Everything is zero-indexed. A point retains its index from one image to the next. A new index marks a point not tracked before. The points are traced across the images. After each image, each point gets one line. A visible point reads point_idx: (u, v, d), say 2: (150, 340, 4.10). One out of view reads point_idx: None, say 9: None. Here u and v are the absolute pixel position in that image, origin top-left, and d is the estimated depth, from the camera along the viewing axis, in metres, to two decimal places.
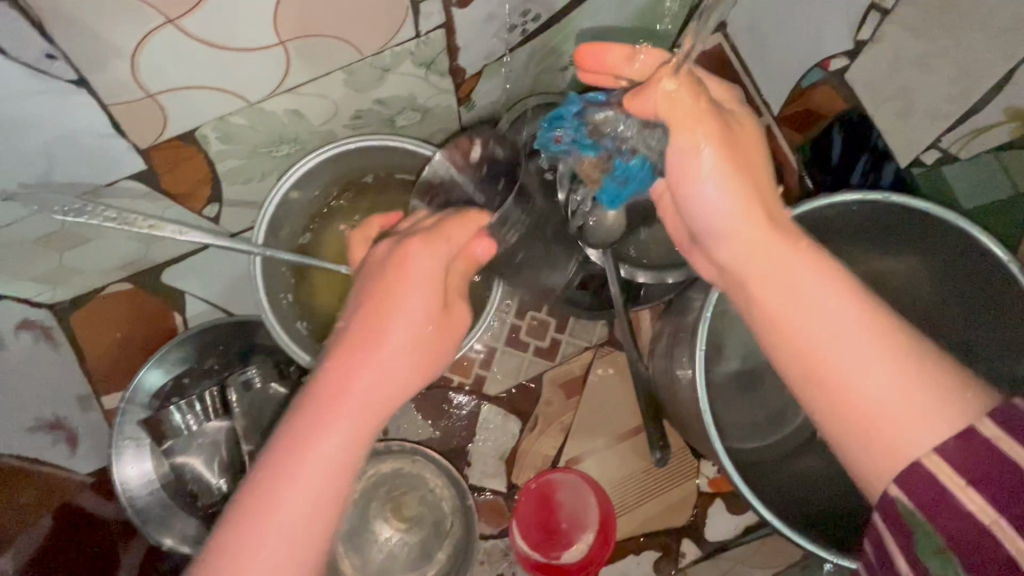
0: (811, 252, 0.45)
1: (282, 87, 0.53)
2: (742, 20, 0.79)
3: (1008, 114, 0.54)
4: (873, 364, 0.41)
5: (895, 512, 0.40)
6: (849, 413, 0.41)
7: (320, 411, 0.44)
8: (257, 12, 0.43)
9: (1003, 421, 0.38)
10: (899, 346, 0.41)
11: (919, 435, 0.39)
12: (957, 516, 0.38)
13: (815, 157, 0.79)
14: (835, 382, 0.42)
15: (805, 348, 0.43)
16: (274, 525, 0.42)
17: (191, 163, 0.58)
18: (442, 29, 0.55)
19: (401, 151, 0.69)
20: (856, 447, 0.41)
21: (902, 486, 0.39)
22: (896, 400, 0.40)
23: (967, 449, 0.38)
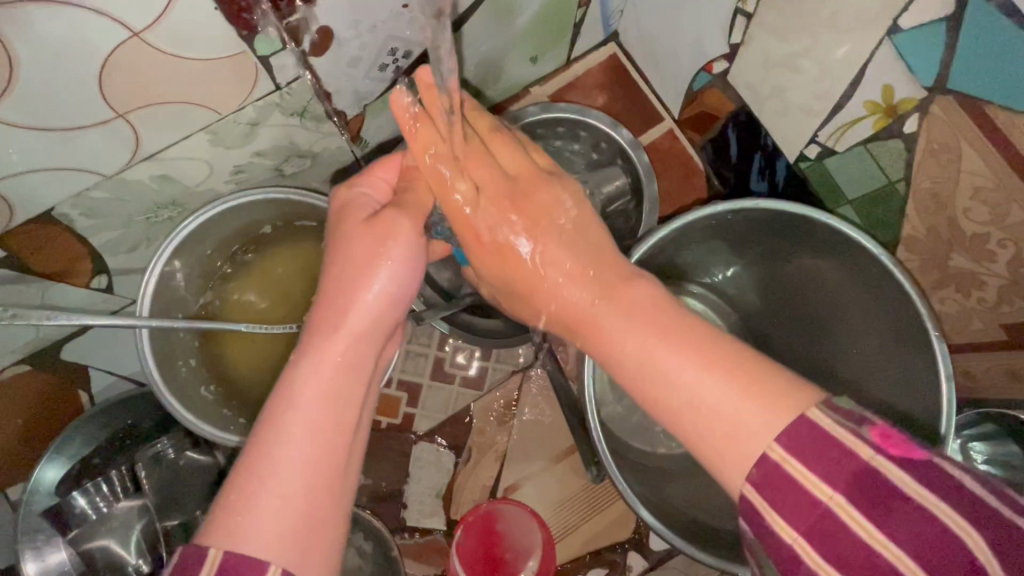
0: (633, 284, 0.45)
1: (138, 156, 0.52)
2: (632, 29, 0.80)
3: (868, 107, 0.54)
4: (675, 354, 0.40)
5: (780, 491, 0.36)
6: (681, 413, 0.40)
7: (304, 362, 0.42)
8: (76, 90, 0.43)
9: (798, 433, 0.36)
10: (724, 354, 0.39)
11: (764, 417, 0.37)
12: (840, 469, 0.35)
13: (716, 156, 0.80)
14: (654, 379, 0.41)
15: (629, 353, 0.43)
16: (285, 480, 0.37)
17: (61, 242, 0.57)
18: (305, 78, 0.53)
19: (289, 201, 0.66)
20: (714, 451, 0.38)
21: (779, 457, 0.36)
22: (723, 398, 0.38)
23: (815, 423, 0.36)
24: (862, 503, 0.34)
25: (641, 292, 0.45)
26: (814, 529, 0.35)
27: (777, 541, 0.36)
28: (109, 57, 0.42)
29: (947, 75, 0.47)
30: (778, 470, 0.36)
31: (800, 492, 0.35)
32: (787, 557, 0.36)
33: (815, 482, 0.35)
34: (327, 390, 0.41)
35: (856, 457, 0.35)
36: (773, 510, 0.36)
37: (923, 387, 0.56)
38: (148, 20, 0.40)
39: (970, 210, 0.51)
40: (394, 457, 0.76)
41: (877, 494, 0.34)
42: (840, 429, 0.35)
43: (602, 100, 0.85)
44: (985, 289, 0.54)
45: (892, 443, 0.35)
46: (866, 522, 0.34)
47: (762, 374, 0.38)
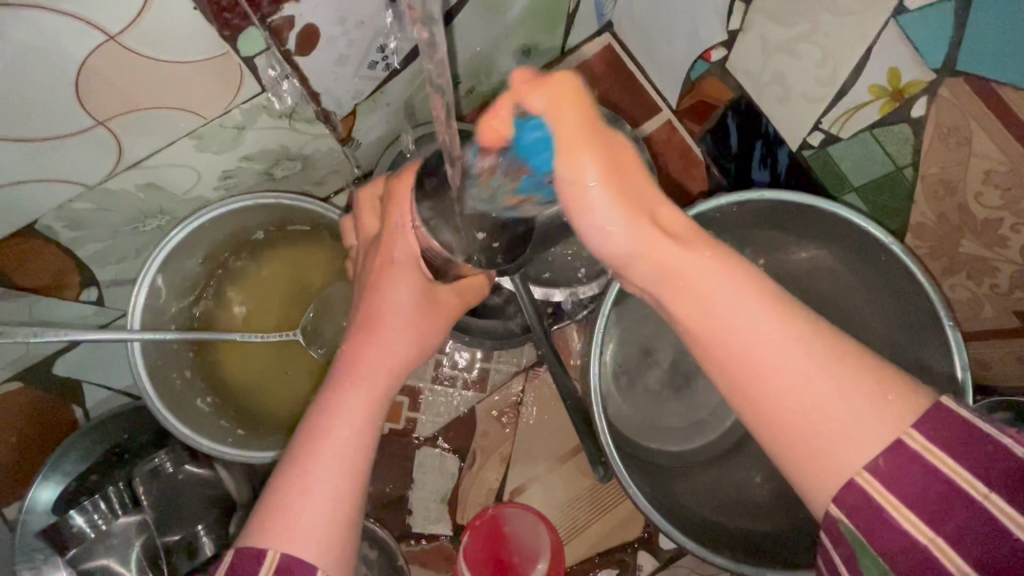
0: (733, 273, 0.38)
1: (123, 165, 0.50)
2: (626, 19, 0.78)
3: (873, 91, 0.52)
4: (768, 321, 0.37)
5: (907, 482, 0.34)
6: (806, 418, 0.35)
7: (347, 380, 0.44)
8: (51, 99, 0.41)
9: (931, 433, 0.34)
10: (848, 356, 0.36)
11: (871, 415, 0.34)
12: (987, 465, 0.33)
13: (716, 146, 0.78)
14: (777, 382, 0.36)
15: (729, 328, 0.37)
16: (312, 486, 0.39)
17: (45, 256, 0.55)
18: (292, 79, 0.51)
19: (281, 205, 0.64)
20: (796, 433, 0.36)
21: (919, 446, 0.34)
22: (833, 384, 0.35)
23: (954, 412, 0.34)
24: (1014, 501, 0.32)
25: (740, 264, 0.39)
26: (954, 522, 0.33)
27: (893, 533, 0.34)
28: (84, 62, 0.40)
29: (955, 56, 0.46)
30: (914, 460, 0.34)
31: (939, 481, 0.33)
32: (909, 551, 0.34)
33: (954, 470, 0.33)
34: (355, 405, 0.43)
35: (1010, 451, 0.33)
36: (901, 506, 0.34)
37: (940, 377, 0.55)
38: (124, 22, 0.39)
39: (981, 194, 0.50)
40: (398, 463, 0.75)
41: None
42: (982, 423, 0.34)
43: (598, 92, 0.83)
44: (997, 275, 0.53)
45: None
46: (1020, 518, 0.32)
47: (838, 351, 0.36)
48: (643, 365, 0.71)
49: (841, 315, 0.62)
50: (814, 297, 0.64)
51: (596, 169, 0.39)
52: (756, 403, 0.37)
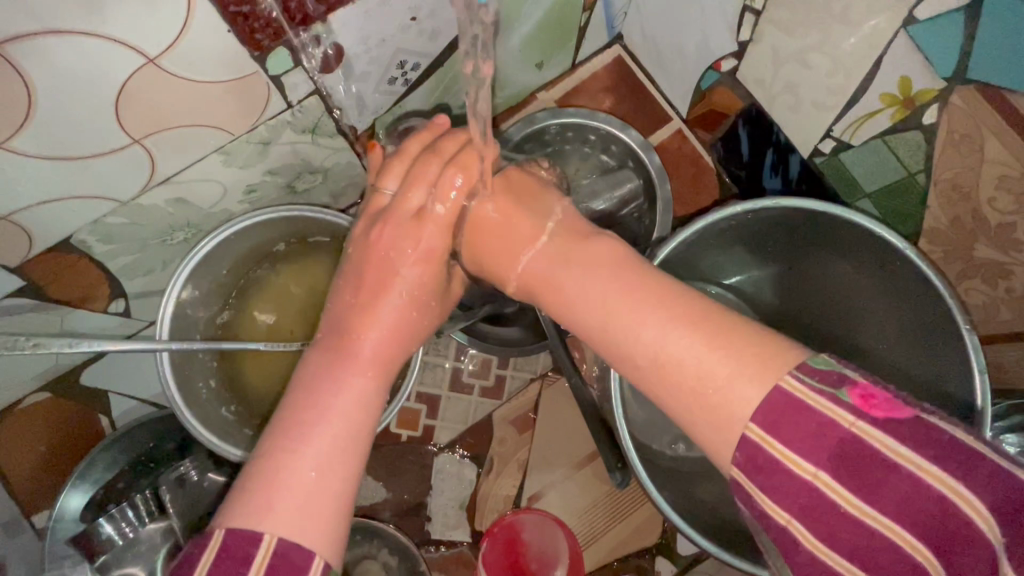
0: (617, 266, 0.41)
1: (154, 181, 0.52)
2: (636, 31, 0.80)
3: (885, 100, 0.53)
4: (656, 319, 0.38)
5: (767, 474, 0.34)
6: (689, 392, 0.36)
7: (337, 367, 0.43)
8: (91, 119, 0.43)
9: (773, 412, 0.34)
10: (729, 329, 0.36)
11: (753, 392, 0.34)
12: (822, 444, 0.33)
13: (727, 154, 0.79)
14: (662, 358, 0.37)
15: (608, 327, 0.40)
16: (302, 478, 0.38)
17: (78, 269, 0.57)
18: (315, 95, 0.53)
19: (303, 218, 0.65)
20: (698, 421, 0.36)
21: (757, 437, 0.34)
22: (715, 356, 0.35)
23: (789, 392, 0.34)
24: (850, 478, 0.33)
25: (609, 264, 0.42)
26: (809, 509, 0.34)
27: (769, 520, 0.35)
28: (123, 83, 0.42)
29: (966, 64, 0.46)
30: (762, 449, 0.34)
31: (783, 474, 0.34)
32: (784, 534, 0.35)
33: (794, 458, 0.34)
34: (360, 389, 0.42)
35: (836, 426, 0.33)
36: (763, 493, 0.35)
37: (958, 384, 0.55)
38: (162, 46, 0.40)
39: (995, 199, 0.51)
40: (417, 469, 0.75)
41: (863, 467, 0.33)
42: (818, 398, 0.33)
43: (609, 102, 0.85)
44: (1012, 278, 0.54)
45: (874, 409, 0.33)
46: (855, 496, 0.33)
47: (720, 325, 0.36)
48: None
49: (857, 319, 0.63)
50: (835, 302, 0.64)
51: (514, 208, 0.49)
52: (658, 387, 0.38)
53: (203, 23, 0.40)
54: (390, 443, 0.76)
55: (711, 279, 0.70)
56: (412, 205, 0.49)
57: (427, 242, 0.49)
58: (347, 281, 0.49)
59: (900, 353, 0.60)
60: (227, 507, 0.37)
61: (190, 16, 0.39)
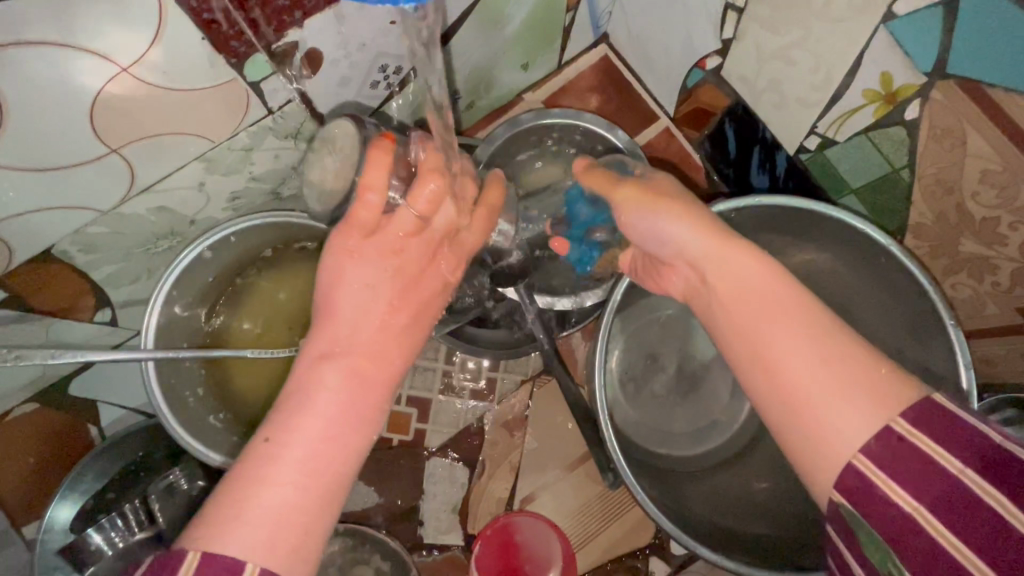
0: (759, 262, 0.45)
1: (134, 190, 0.52)
2: (621, 31, 0.80)
3: (867, 96, 0.53)
4: (800, 335, 0.40)
5: (899, 465, 0.36)
6: (788, 394, 0.40)
7: (314, 372, 0.41)
8: (66, 129, 0.43)
9: (918, 416, 0.37)
10: (845, 354, 0.39)
11: (870, 412, 0.37)
12: (969, 448, 0.35)
13: (714, 152, 0.79)
14: (772, 358, 0.41)
15: (749, 325, 0.43)
16: (274, 491, 0.36)
17: (62, 280, 0.56)
18: (296, 101, 0.53)
19: (288, 224, 0.65)
20: (806, 429, 0.39)
21: (904, 430, 0.36)
22: (822, 368, 0.39)
23: (941, 405, 0.37)
24: (1004, 485, 0.34)
25: (763, 265, 0.44)
26: (942, 503, 0.35)
27: (889, 510, 0.36)
28: (97, 94, 0.41)
29: (945, 59, 0.46)
30: (900, 443, 0.36)
31: (927, 464, 0.36)
32: (902, 527, 0.36)
33: (941, 454, 0.35)
34: (338, 394, 0.40)
35: (987, 439, 0.35)
36: (892, 483, 0.36)
37: (945, 380, 0.55)
38: (135, 55, 0.40)
39: (978, 193, 0.51)
40: (409, 473, 0.75)
41: (1015, 478, 0.34)
42: (963, 413, 0.36)
43: (596, 102, 0.84)
44: (998, 273, 0.53)
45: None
46: (1004, 499, 0.33)
47: (842, 355, 0.39)
48: (648, 372, 0.72)
49: (848, 316, 0.62)
50: (824, 298, 0.64)
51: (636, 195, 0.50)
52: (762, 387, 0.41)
53: (176, 31, 0.40)
54: (381, 448, 0.76)
55: None
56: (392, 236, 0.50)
57: (391, 240, 0.45)
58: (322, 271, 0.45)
59: (888, 348, 0.59)
60: (198, 521, 0.36)
61: (162, 24, 0.39)
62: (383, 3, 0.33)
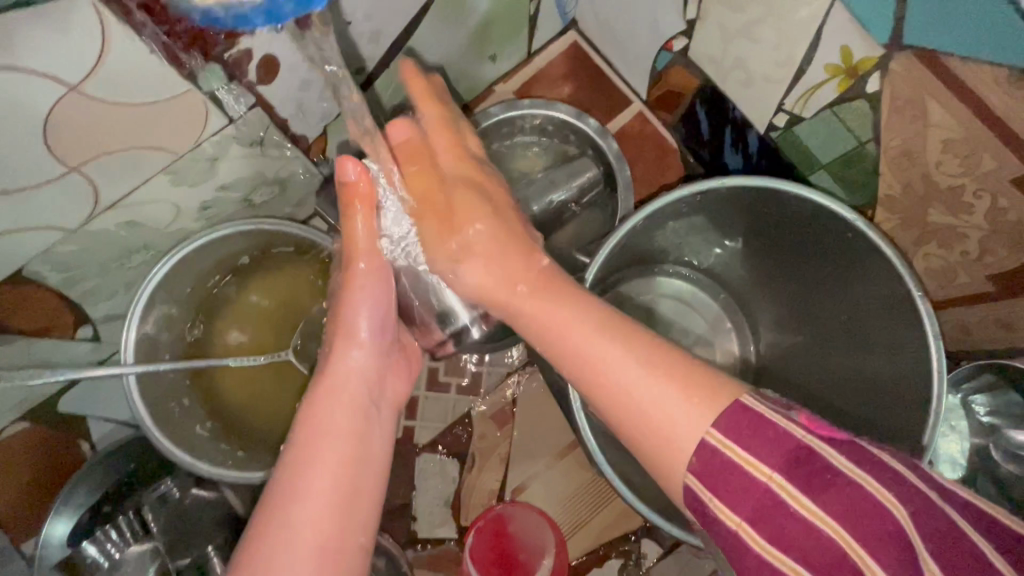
0: (587, 313, 0.43)
1: (100, 207, 0.52)
2: (588, 16, 0.79)
3: (829, 70, 0.53)
4: (608, 344, 0.40)
5: (721, 478, 0.35)
6: (638, 415, 0.38)
7: (315, 414, 0.46)
8: (22, 149, 0.43)
9: (725, 423, 0.36)
10: (667, 359, 0.39)
11: (697, 415, 0.36)
12: (776, 450, 0.35)
13: (688, 134, 0.78)
14: (612, 392, 0.39)
15: (567, 350, 0.42)
16: (297, 527, 0.40)
17: (38, 300, 0.57)
18: (257, 108, 0.52)
19: (263, 230, 0.65)
20: (645, 442, 0.38)
21: (717, 443, 0.36)
22: (663, 390, 0.38)
23: (749, 407, 0.36)
24: (801, 482, 0.34)
25: (585, 310, 0.43)
26: (758, 510, 0.35)
27: (717, 527, 0.36)
28: (49, 114, 0.41)
29: (900, 31, 0.46)
30: (715, 456, 0.36)
31: (741, 477, 0.35)
32: (729, 537, 0.36)
33: (753, 463, 0.35)
34: (338, 428, 0.45)
35: (791, 436, 0.35)
36: (717, 500, 0.36)
37: (913, 355, 0.55)
38: (82, 73, 0.40)
39: (943, 162, 0.50)
40: (400, 471, 0.76)
41: (813, 472, 0.34)
42: (774, 414, 0.36)
43: (568, 90, 0.84)
44: (966, 241, 0.54)
45: (820, 426, 0.36)
46: (804, 499, 0.34)
47: (665, 358, 0.39)
48: None
49: (822, 292, 0.63)
50: (799, 275, 0.64)
51: (469, 208, 0.49)
52: (617, 420, 0.40)
53: (122, 46, 0.40)
54: None
55: (677, 261, 0.72)
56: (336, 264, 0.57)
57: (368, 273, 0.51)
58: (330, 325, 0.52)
59: (861, 322, 0.60)
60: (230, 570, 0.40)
61: (107, 41, 0.39)
62: (241, 24, 0.35)
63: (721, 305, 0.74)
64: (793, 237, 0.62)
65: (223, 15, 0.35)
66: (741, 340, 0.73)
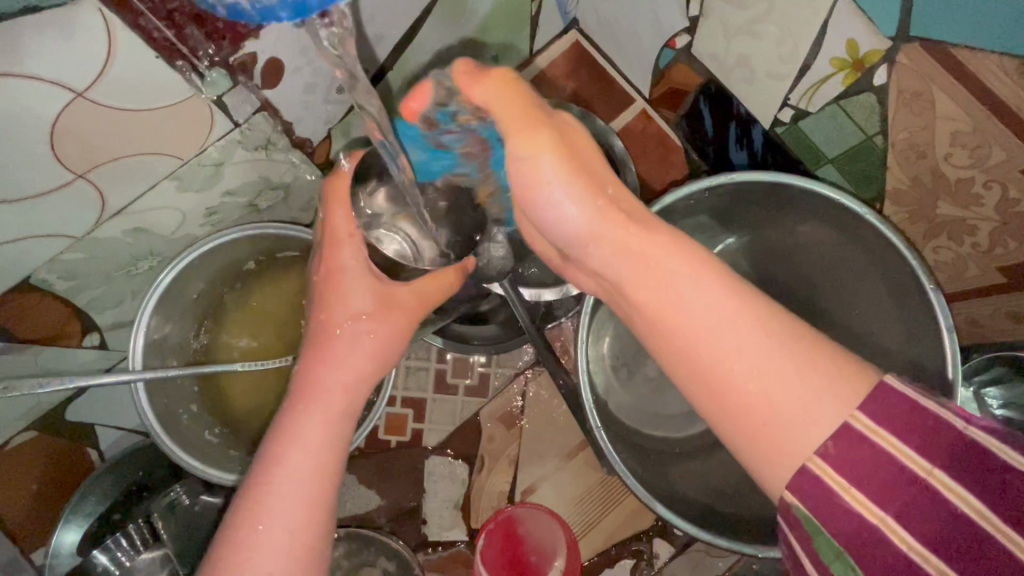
0: (684, 253, 0.43)
1: (106, 214, 0.52)
2: (590, 15, 0.79)
3: (834, 64, 0.53)
4: (756, 335, 0.38)
5: (863, 469, 0.35)
6: (753, 412, 0.38)
7: (296, 419, 0.43)
8: (29, 156, 0.43)
9: (876, 413, 0.35)
10: (784, 337, 0.38)
11: (821, 398, 0.36)
12: (932, 441, 0.34)
13: (692, 131, 0.78)
14: (733, 379, 0.38)
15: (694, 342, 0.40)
16: (262, 538, 0.39)
17: (44, 308, 0.57)
18: (263, 112, 0.52)
19: (268, 235, 0.65)
20: (771, 436, 0.37)
21: (865, 429, 0.35)
22: (781, 378, 0.37)
23: (901, 394, 0.35)
24: (960, 475, 0.33)
25: (712, 272, 0.41)
26: (906, 503, 0.34)
27: (845, 516, 0.35)
28: (54, 120, 0.41)
29: (907, 23, 0.45)
30: (860, 439, 0.35)
31: (890, 464, 0.34)
32: (863, 534, 0.35)
33: (900, 449, 0.34)
34: (315, 435, 0.43)
35: (951, 427, 0.34)
36: (851, 488, 0.35)
37: (928, 351, 0.55)
38: (89, 79, 0.40)
39: (952, 155, 0.50)
40: (409, 474, 0.76)
41: (976, 468, 0.33)
42: (929, 402, 0.35)
43: (570, 90, 0.84)
44: (976, 234, 0.53)
45: (986, 421, 0.34)
46: (963, 491, 0.33)
47: (781, 337, 0.38)
48: (639, 357, 0.72)
49: (833, 286, 0.62)
50: (809, 269, 0.64)
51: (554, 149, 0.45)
52: (717, 408, 0.39)
53: (127, 51, 0.40)
54: (380, 451, 0.76)
55: None
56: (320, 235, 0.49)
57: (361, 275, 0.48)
58: (317, 310, 0.48)
59: (871, 317, 0.60)
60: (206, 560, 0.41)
61: (112, 45, 0.39)
62: (265, 18, 0.34)
63: None
64: (805, 232, 0.61)
65: (248, 9, 0.33)
66: None
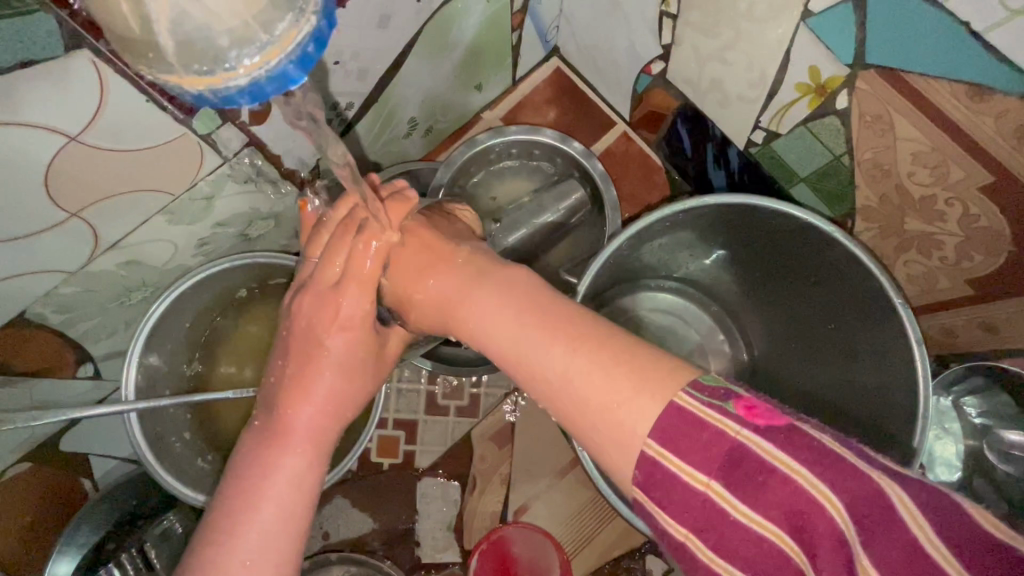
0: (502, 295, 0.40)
1: (100, 249, 0.53)
2: (569, 43, 0.82)
3: (799, 89, 0.55)
4: (549, 342, 0.37)
5: (702, 520, 0.33)
6: (569, 408, 0.36)
7: (272, 456, 0.43)
8: (25, 197, 0.44)
9: (663, 427, 0.33)
10: (599, 341, 0.36)
11: (629, 396, 0.34)
12: (709, 454, 0.32)
13: (672, 152, 0.81)
14: (550, 379, 0.37)
15: (522, 358, 0.38)
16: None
17: (40, 342, 0.58)
18: (252, 147, 0.54)
19: (259, 264, 0.67)
20: (588, 428, 0.36)
21: (656, 452, 0.33)
22: (591, 378, 0.35)
23: (685, 410, 0.33)
24: (736, 486, 0.32)
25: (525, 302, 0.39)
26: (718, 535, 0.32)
27: (675, 496, 0.33)
28: (49, 163, 0.43)
29: (863, 51, 0.48)
30: (655, 467, 0.33)
31: (680, 488, 0.33)
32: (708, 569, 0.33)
33: (688, 470, 0.33)
34: (290, 469, 0.43)
35: (727, 439, 0.32)
36: (661, 509, 0.34)
37: (899, 363, 0.56)
38: (82, 124, 0.42)
39: (914, 173, 0.52)
40: (402, 496, 0.76)
41: (761, 483, 0.31)
42: (707, 411, 0.33)
43: (553, 114, 0.86)
44: (943, 249, 0.55)
45: (759, 414, 0.33)
46: (759, 517, 0.32)
47: (597, 346, 0.36)
48: None
49: (806, 301, 0.64)
50: (784, 285, 0.66)
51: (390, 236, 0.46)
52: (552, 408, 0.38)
53: (119, 97, 0.42)
54: (374, 475, 0.77)
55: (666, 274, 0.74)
56: (332, 275, 0.47)
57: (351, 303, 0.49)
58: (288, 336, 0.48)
59: (843, 331, 0.61)
60: None
61: (103, 90, 0.41)
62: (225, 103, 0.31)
63: (713, 317, 0.75)
64: (777, 249, 0.63)
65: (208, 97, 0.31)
66: (734, 352, 0.74)
